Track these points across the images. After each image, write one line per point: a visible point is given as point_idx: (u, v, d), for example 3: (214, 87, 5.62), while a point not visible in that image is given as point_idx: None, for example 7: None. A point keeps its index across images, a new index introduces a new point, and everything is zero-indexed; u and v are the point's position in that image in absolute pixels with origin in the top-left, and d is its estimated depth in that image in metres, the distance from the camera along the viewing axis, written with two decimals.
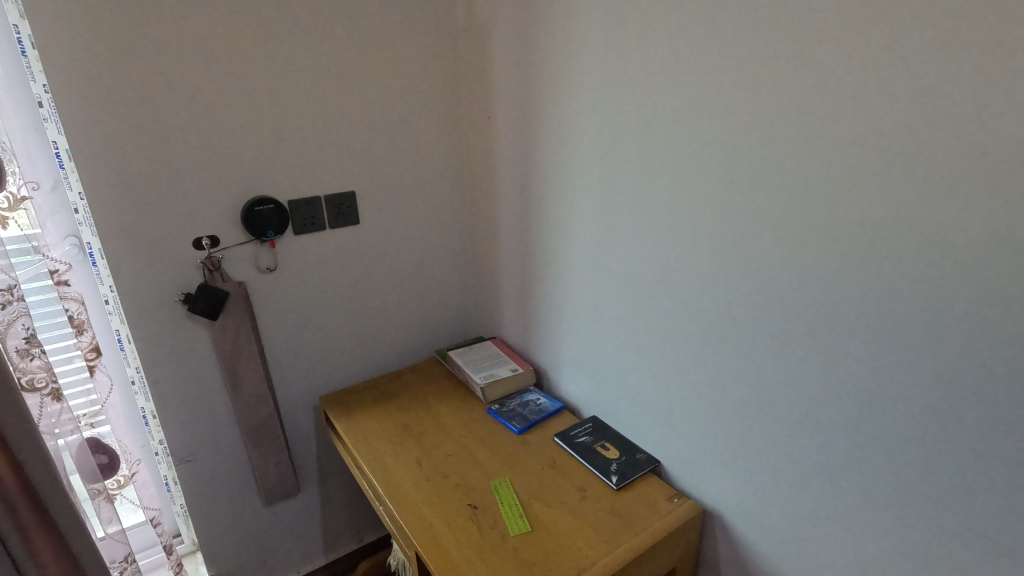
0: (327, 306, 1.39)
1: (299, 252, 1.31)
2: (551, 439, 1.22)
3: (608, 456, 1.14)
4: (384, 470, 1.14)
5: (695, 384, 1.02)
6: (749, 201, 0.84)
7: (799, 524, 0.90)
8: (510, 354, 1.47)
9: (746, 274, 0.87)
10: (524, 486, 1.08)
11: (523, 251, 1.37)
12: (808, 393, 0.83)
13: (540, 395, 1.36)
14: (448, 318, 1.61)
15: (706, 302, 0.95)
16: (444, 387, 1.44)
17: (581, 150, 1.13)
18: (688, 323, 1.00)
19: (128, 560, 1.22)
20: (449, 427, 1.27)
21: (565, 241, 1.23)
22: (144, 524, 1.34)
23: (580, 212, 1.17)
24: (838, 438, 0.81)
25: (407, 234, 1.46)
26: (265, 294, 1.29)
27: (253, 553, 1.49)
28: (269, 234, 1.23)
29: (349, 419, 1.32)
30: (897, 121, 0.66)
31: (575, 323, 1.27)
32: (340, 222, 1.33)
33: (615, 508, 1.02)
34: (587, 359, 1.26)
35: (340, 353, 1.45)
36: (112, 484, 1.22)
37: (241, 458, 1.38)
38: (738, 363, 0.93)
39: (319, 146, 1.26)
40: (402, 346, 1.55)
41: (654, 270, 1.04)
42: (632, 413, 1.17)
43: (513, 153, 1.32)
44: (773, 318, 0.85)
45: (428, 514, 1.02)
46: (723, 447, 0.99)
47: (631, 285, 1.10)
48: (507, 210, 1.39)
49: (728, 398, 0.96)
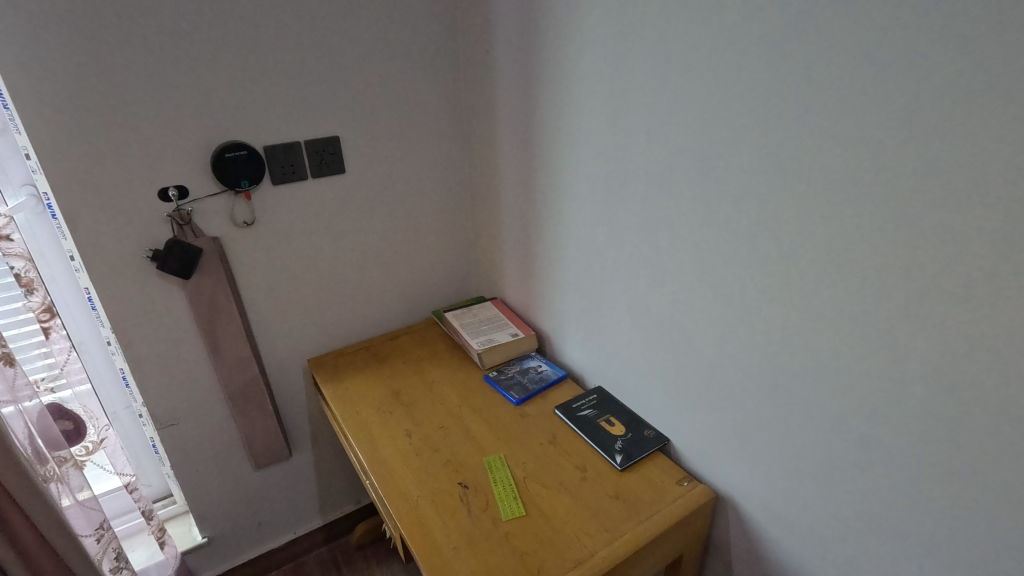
0: (313, 264, 1.29)
1: (277, 204, 1.19)
2: (552, 411, 1.11)
3: (612, 433, 1.03)
4: (371, 443, 1.05)
5: (714, 360, 0.89)
6: (789, 148, 0.70)
7: (822, 517, 0.80)
8: (511, 317, 1.35)
9: (783, 236, 0.73)
10: (519, 463, 0.99)
11: (526, 203, 1.23)
12: (846, 378, 0.71)
13: (542, 361, 1.25)
14: (446, 275, 1.50)
15: (729, 268, 0.82)
16: (439, 351, 1.33)
17: (590, 86, 0.97)
18: (707, 290, 0.87)
19: (105, 528, 1.14)
20: (443, 394, 1.18)
21: (571, 194, 1.09)
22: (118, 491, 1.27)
23: (589, 162, 1.02)
24: (879, 430, 0.69)
25: (399, 187, 1.33)
26: (243, 251, 1.19)
27: (246, 515, 1.45)
28: (244, 184, 1.12)
29: (336, 385, 1.23)
30: (996, 44, 0.51)
31: (581, 285, 1.14)
32: (323, 171, 1.21)
33: (618, 492, 0.92)
34: (593, 323, 1.14)
35: (329, 312, 1.36)
36: (79, 450, 1.16)
37: (227, 422, 1.32)
38: (765, 340, 0.80)
39: (296, 85, 1.12)
40: (397, 305, 1.45)
41: (670, 230, 0.90)
42: (641, 386, 1.06)
43: (514, 90, 1.16)
44: (811, 289, 0.72)
45: (415, 494, 0.94)
46: (743, 430, 0.88)
47: (643, 246, 0.96)
48: (508, 159, 1.25)
49: (750, 378, 0.84)
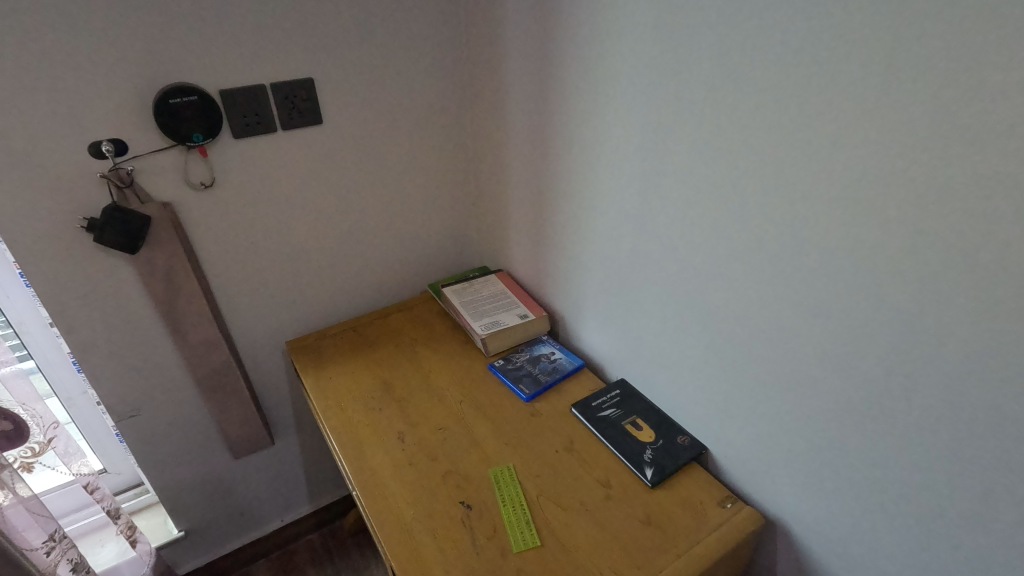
0: (289, 233, 1.10)
1: (241, 162, 0.99)
2: (568, 410, 0.96)
3: (639, 440, 0.88)
4: (358, 449, 0.90)
5: (771, 367, 0.73)
6: (915, 103, 0.50)
7: (902, 564, 0.65)
8: (519, 294, 1.18)
9: (891, 222, 0.55)
10: (531, 477, 0.84)
11: (539, 162, 1.03)
12: (963, 410, 0.54)
13: (555, 348, 1.09)
14: (444, 243, 1.31)
15: (804, 258, 0.64)
16: (437, 333, 1.17)
17: (627, 15, 0.76)
18: (770, 283, 0.69)
19: (58, 539, 1.01)
20: (441, 387, 1.02)
21: (595, 153, 0.89)
22: (70, 489, 1.13)
23: (621, 114, 0.82)
24: (1002, 479, 0.53)
25: (388, 142, 1.13)
26: (202, 218, 1.00)
27: (227, 505, 1.32)
28: (197, 136, 0.92)
29: (319, 374, 1.07)
30: None
31: (604, 263, 0.96)
32: (295, 121, 1.01)
33: (649, 517, 0.78)
34: (617, 309, 0.97)
35: (310, 287, 1.18)
36: (23, 453, 0.99)
37: (198, 411, 1.16)
38: (845, 352, 0.63)
39: (256, 13, 0.90)
40: (388, 278, 1.27)
41: (724, 204, 0.71)
42: (673, 385, 0.90)
43: (527, 21, 0.94)
44: (924, 294, 0.54)
45: (409, 516, 0.79)
46: (802, 452, 0.72)
47: (686, 223, 0.77)
48: (518, 108, 1.04)
49: (818, 394, 0.68)
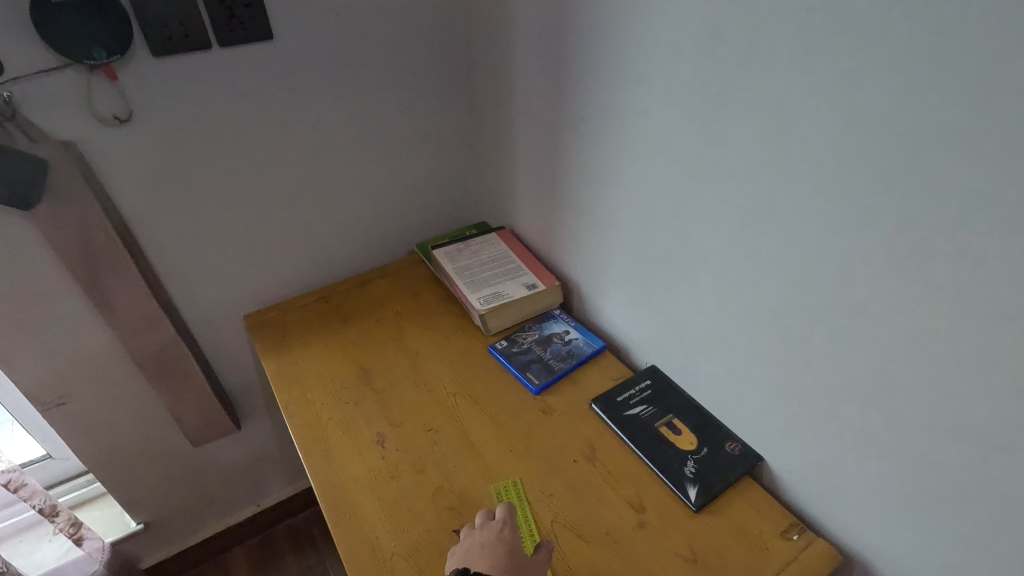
0: (240, 184, 0.89)
1: (168, 91, 0.77)
2: (588, 407, 0.78)
3: (678, 448, 0.71)
4: (326, 458, 0.72)
5: (869, 377, 0.53)
6: None
7: None
8: (525, 259, 0.97)
9: None
10: (543, 497, 0.67)
11: (553, 94, 0.81)
12: None
13: (569, 326, 0.90)
14: (436, 196, 1.10)
15: (949, 232, 0.44)
16: (427, 306, 0.97)
17: None
18: (884, 265, 0.49)
19: None
20: (431, 375, 0.83)
21: (630, 79, 0.67)
22: None
23: (671, 22, 0.59)
24: None
25: (361, 69, 0.89)
26: (121, 164, 0.78)
27: (192, 494, 1.17)
28: (99, 52, 0.69)
29: (282, 357, 0.88)
30: None
31: (634, 225, 0.75)
32: (237, 37, 0.77)
33: (694, 553, 0.61)
34: (649, 283, 0.77)
35: (271, 250, 0.98)
36: None
37: (144, 396, 0.98)
38: (1000, 368, 0.44)
39: None
40: (368, 238, 1.07)
41: (823, 150, 0.50)
42: (720, 381, 0.72)
43: None
44: None
45: (387, 549, 0.62)
46: (901, 487, 0.54)
47: (758, 177, 0.56)
48: (526, 21, 0.80)
49: (940, 420, 0.49)
